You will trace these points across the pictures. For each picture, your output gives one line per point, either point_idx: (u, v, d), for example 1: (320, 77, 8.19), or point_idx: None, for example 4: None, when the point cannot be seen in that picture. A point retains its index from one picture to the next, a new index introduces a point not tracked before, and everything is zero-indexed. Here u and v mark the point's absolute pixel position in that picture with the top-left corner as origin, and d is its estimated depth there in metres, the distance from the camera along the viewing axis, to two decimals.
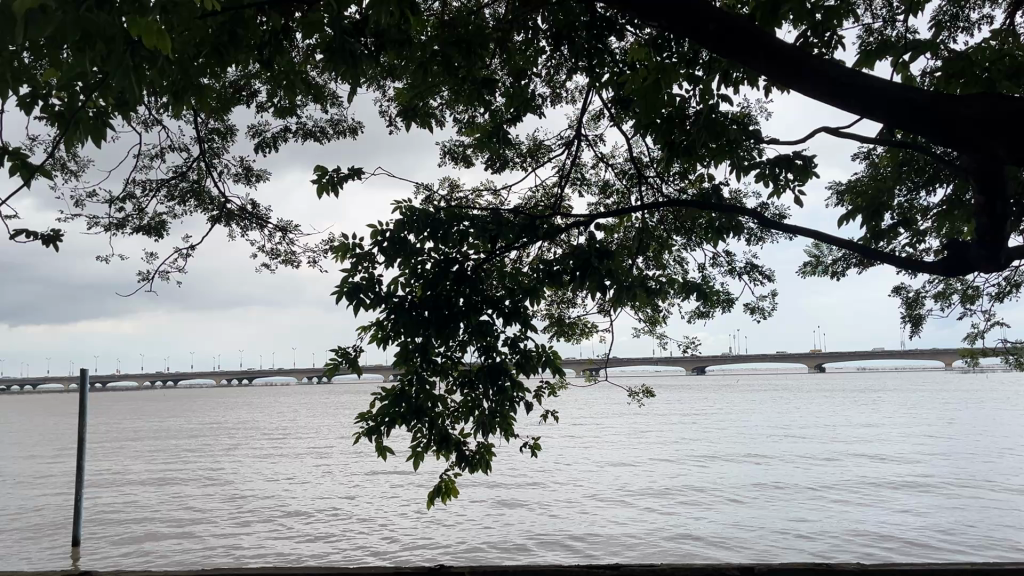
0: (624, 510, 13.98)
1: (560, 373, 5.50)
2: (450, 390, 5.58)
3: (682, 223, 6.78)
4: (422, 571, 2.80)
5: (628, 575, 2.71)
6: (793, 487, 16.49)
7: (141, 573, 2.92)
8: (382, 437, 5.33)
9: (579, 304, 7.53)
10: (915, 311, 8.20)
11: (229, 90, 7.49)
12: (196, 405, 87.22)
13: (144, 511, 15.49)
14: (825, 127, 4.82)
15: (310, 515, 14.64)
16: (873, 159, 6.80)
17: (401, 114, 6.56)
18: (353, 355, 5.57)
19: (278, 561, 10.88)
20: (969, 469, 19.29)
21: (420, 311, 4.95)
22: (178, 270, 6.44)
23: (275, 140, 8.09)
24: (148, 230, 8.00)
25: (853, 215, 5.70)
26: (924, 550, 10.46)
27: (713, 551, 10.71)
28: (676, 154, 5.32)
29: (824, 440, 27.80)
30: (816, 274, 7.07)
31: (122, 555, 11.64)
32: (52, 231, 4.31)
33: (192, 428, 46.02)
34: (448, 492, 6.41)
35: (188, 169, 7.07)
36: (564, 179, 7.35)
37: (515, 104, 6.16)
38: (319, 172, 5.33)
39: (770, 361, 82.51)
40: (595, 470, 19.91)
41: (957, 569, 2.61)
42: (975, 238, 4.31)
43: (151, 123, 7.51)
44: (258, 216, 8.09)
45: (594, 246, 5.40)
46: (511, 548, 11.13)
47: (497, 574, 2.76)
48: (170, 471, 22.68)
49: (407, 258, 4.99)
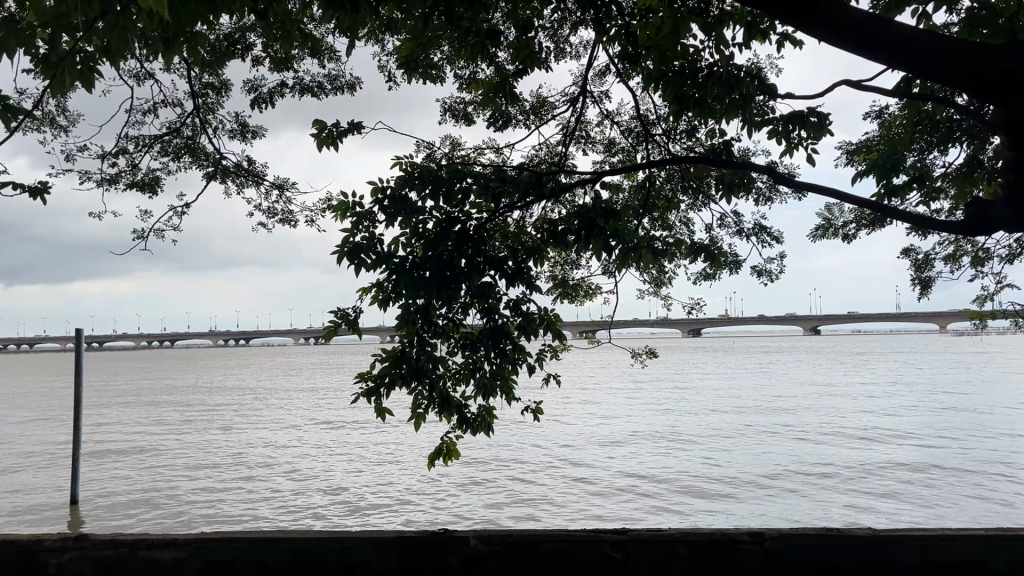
0: (621, 472, 14.09)
1: (561, 337, 5.37)
2: (451, 352, 5.44)
3: (691, 181, 6.59)
4: (425, 537, 2.96)
5: (636, 541, 2.93)
6: (788, 450, 16.65)
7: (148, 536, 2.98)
8: (382, 399, 5.23)
9: (582, 265, 7.38)
10: (924, 274, 8.07)
11: (224, 44, 7.23)
12: (191, 366, 87.28)
13: (141, 470, 15.57)
14: (845, 81, 4.61)
15: (307, 476, 14.72)
16: (885, 118, 6.63)
17: (402, 70, 6.36)
18: (353, 316, 5.45)
19: (278, 521, 10.95)
20: (960, 431, 19.49)
21: (421, 272, 4.79)
22: (174, 229, 6.29)
23: (270, 95, 7.92)
24: (141, 187, 7.80)
25: (865, 172, 5.49)
26: (923, 513, 10.57)
27: (714, 513, 10.82)
28: (688, 108, 5.13)
29: (817, 403, 27.96)
30: (827, 238, 6.92)
31: (120, 513, 11.69)
32: (40, 183, 4.10)
33: (188, 388, 45.90)
34: (449, 454, 6.32)
35: (180, 123, 6.91)
36: (568, 137, 7.17)
37: (521, 60, 5.97)
38: (318, 125, 5.16)
39: (765, 323, 82.72)
40: (590, 433, 19.99)
41: (962, 538, 2.88)
42: (1001, 198, 4.05)
43: (144, 77, 7.25)
44: (254, 173, 7.91)
45: (601, 205, 5.24)
46: (510, 510, 11.23)
47: (503, 537, 2.94)
48: (168, 431, 22.68)
49: (408, 216, 4.83)
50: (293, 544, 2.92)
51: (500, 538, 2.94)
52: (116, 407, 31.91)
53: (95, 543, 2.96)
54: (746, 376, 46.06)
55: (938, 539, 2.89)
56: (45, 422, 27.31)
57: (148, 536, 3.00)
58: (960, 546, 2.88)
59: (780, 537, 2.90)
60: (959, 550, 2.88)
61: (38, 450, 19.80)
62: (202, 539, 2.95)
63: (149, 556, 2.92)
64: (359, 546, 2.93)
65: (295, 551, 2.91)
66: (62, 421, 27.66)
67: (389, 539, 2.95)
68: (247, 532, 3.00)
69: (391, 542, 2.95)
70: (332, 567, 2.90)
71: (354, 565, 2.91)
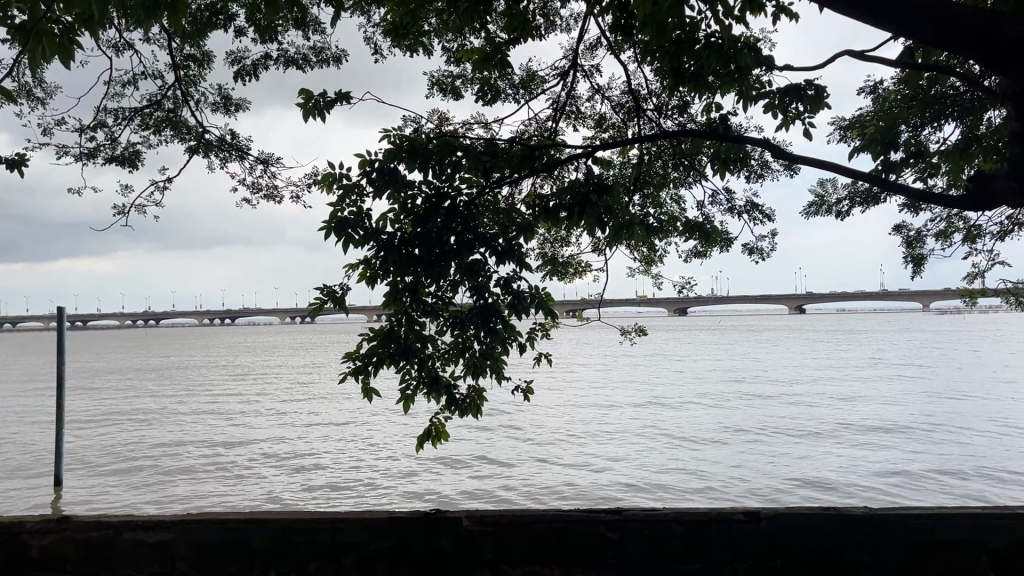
0: (610, 450, 14.14)
1: (553, 315, 5.28)
2: (440, 331, 5.35)
3: (682, 157, 6.49)
4: (409, 518, 3.17)
5: (630, 519, 3.12)
6: (775, 428, 16.75)
7: (143, 522, 3.17)
8: (370, 379, 5.13)
9: (572, 242, 7.27)
10: (917, 251, 8.01)
11: (205, 15, 7.04)
12: (172, 345, 86.77)
13: (128, 450, 15.47)
14: (848, 51, 4.49)
15: (296, 455, 14.69)
16: (880, 92, 6.50)
17: (390, 39, 6.22)
18: (339, 294, 5.34)
19: (265, 500, 10.94)
20: (943, 409, 19.70)
21: (410, 248, 4.67)
22: (153, 204, 6.15)
23: (253, 68, 7.77)
24: (119, 161, 7.62)
25: (865, 147, 5.37)
26: (905, 489, 10.71)
27: (698, 489, 10.93)
28: (682, 81, 5.01)
29: (802, 381, 28.16)
30: (821, 214, 6.84)
31: (106, 493, 11.63)
32: (18, 155, 3.95)
33: (168, 367, 45.55)
34: (438, 436, 6.24)
35: (162, 94, 6.73)
36: (559, 111, 7.07)
37: (514, 30, 5.85)
38: (303, 94, 5.02)
39: (748, 301, 83.10)
40: (575, 411, 20.10)
41: (957, 517, 3.01)
42: (1006, 172, 3.97)
43: (124, 48, 7.08)
44: (237, 147, 7.77)
45: (593, 180, 5.12)
46: (497, 487, 11.28)
47: (495, 519, 3.14)
48: (150, 411, 22.52)
49: (397, 189, 4.71)
50: (281, 527, 3.13)
51: (489, 520, 3.14)
52: (96, 387, 31.58)
53: (76, 525, 3.17)
54: (730, 354, 46.35)
55: (932, 517, 3.03)
56: (28, 402, 27.09)
57: (134, 518, 3.20)
58: (956, 529, 3.00)
59: (774, 516, 3.06)
60: (954, 528, 3.01)
61: (21, 429, 19.64)
62: (188, 520, 3.17)
63: (134, 538, 3.14)
64: (346, 526, 3.13)
65: (285, 531, 3.12)
66: (44, 401, 27.44)
67: (380, 520, 3.14)
68: (236, 514, 3.21)
69: (381, 522, 3.15)
70: (320, 547, 3.11)
71: (342, 544, 3.11)
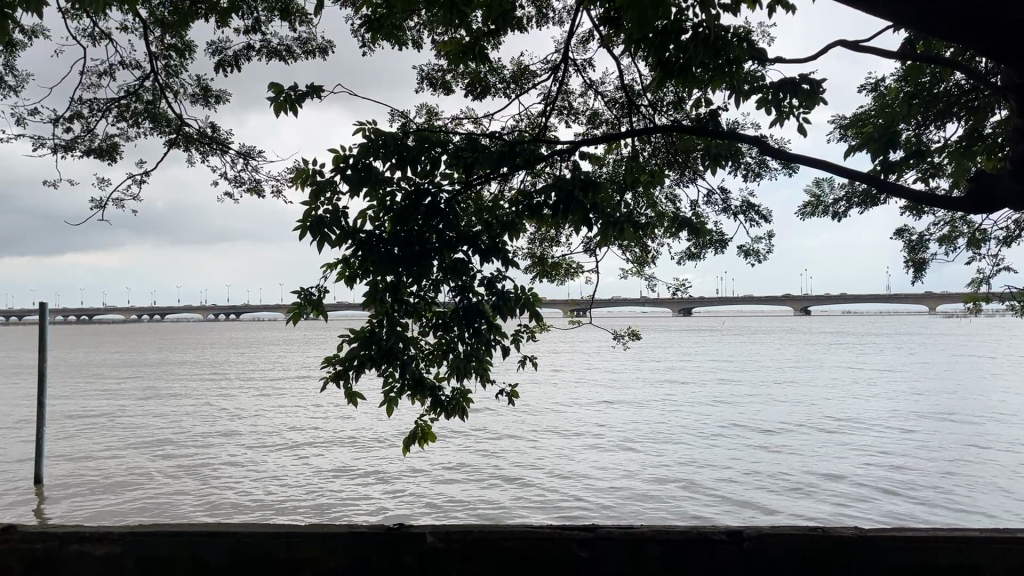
0: (604, 458, 13.77)
1: (539, 314, 4.98)
2: (424, 332, 5.08)
3: (676, 154, 6.22)
4: (379, 530, 2.43)
5: (602, 536, 2.41)
6: (773, 437, 16.36)
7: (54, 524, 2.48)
8: (351, 382, 4.83)
9: (563, 242, 7.01)
10: (919, 255, 7.72)
11: (187, 6, 6.80)
12: (173, 340, 86.62)
13: (113, 446, 15.12)
14: (843, 43, 4.24)
15: (284, 456, 14.35)
16: (880, 89, 6.24)
17: (371, 31, 5.97)
18: (318, 296, 5.09)
19: (244, 501, 10.57)
20: (944, 420, 19.29)
21: (388, 246, 4.39)
22: (133, 197, 6.16)
23: (235, 59, 7.56)
24: (98, 153, 7.44)
25: (863, 146, 5.09)
26: (902, 508, 10.30)
27: (691, 503, 10.51)
28: (670, 73, 4.75)
29: (801, 387, 27.85)
30: (817, 215, 6.57)
31: (83, 490, 11.27)
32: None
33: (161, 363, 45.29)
34: (425, 439, 5.96)
35: (141, 85, 6.54)
36: (551, 106, 6.84)
37: (496, 22, 5.61)
38: (274, 88, 4.78)
39: (750, 302, 82.86)
40: (570, 416, 19.75)
41: (968, 538, 2.37)
42: (1010, 170, 3.73)
43: (102, 35, 6.86)
44: (219, 141, 7.56)
45: (580, 176, 4.83)
46: (484, 494, 10.89)
47: (459, 534, 2.42)
48: (138, 406, 22.18)
49: (374, 185, 4.45)
50: (239, 537, 2.39)
51: (456, 535, 2.42)
52: (88, 381, 31.34)
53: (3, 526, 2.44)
54: (731, 358, 46.37)
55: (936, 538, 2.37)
56: (20, 395, 26.85)
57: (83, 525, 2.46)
58: (970, 550, 2.35)
59: (761, 535, 2.39)
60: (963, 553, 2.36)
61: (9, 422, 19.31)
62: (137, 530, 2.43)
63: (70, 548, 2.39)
64: (309, 537, 2.40)
65: (244, 542, 2.39)
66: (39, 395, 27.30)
67: (340, 533, 2.40)
68: (191, 524, 2.48)
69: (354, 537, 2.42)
70: (278, 563, 2.37)
71: (304, 562, 2.37)
